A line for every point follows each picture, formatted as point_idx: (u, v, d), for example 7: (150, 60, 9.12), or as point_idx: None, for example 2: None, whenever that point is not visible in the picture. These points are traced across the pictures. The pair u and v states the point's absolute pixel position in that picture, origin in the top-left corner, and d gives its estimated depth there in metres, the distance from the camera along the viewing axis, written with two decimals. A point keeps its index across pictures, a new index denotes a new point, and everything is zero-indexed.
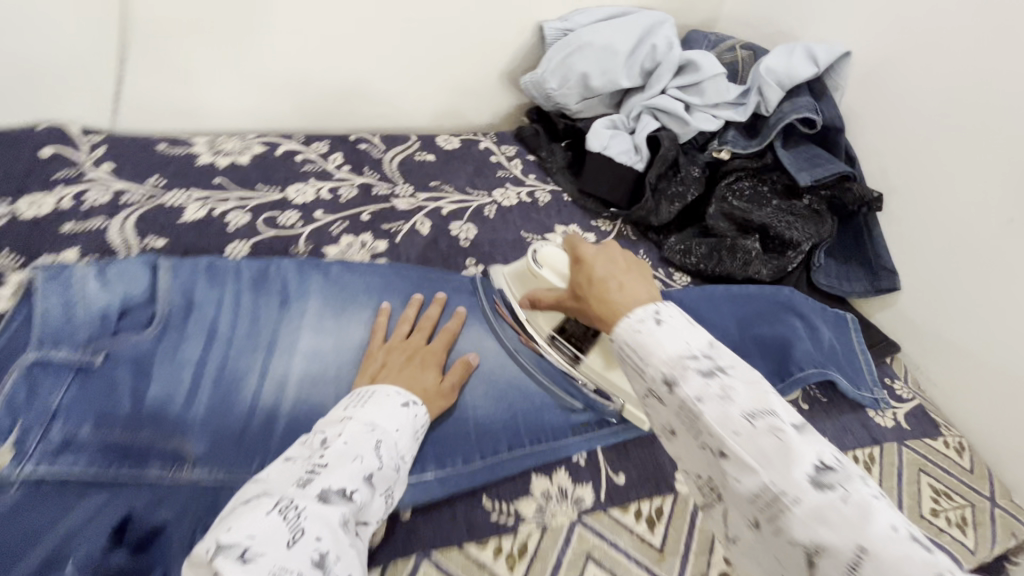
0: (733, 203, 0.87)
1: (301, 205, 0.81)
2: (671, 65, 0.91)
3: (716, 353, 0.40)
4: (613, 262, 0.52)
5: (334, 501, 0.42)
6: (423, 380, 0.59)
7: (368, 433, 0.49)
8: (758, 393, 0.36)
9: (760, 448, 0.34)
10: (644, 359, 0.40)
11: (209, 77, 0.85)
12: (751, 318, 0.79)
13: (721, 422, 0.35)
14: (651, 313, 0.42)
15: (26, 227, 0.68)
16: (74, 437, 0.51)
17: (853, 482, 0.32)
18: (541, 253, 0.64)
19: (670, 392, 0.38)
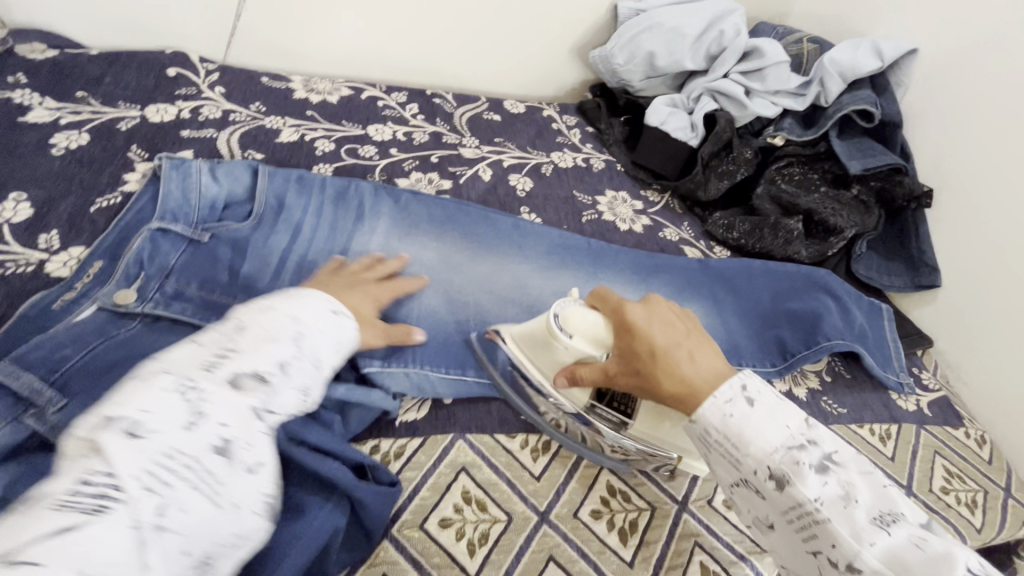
0: (782, 187, 0.90)
1: (379, 142, 0.90)
2: (736, 50, 0.95)
3: (817, 436, 0.42)
4: (672, 328, 0.51)
5: (245, 386, 0.43)
6: (362, 309, 0.59)
7: (289, 324, 0.49)
8: (881, 494, 0.39)
9: (892, 551, 0.36)
10: (741, 447, 0.42)
11: (312, 22, 0.95)
12: (784, 292, 0.83)
13: (845, 520, 0.38)
14: (738, 391, 0.44)
15: (152, 128, 0.79)
16: (182, 291, 0.60)
17: (914, 528, 0.37)
18: (565, 313, 0.57)
19: (781, 491, 0.40)
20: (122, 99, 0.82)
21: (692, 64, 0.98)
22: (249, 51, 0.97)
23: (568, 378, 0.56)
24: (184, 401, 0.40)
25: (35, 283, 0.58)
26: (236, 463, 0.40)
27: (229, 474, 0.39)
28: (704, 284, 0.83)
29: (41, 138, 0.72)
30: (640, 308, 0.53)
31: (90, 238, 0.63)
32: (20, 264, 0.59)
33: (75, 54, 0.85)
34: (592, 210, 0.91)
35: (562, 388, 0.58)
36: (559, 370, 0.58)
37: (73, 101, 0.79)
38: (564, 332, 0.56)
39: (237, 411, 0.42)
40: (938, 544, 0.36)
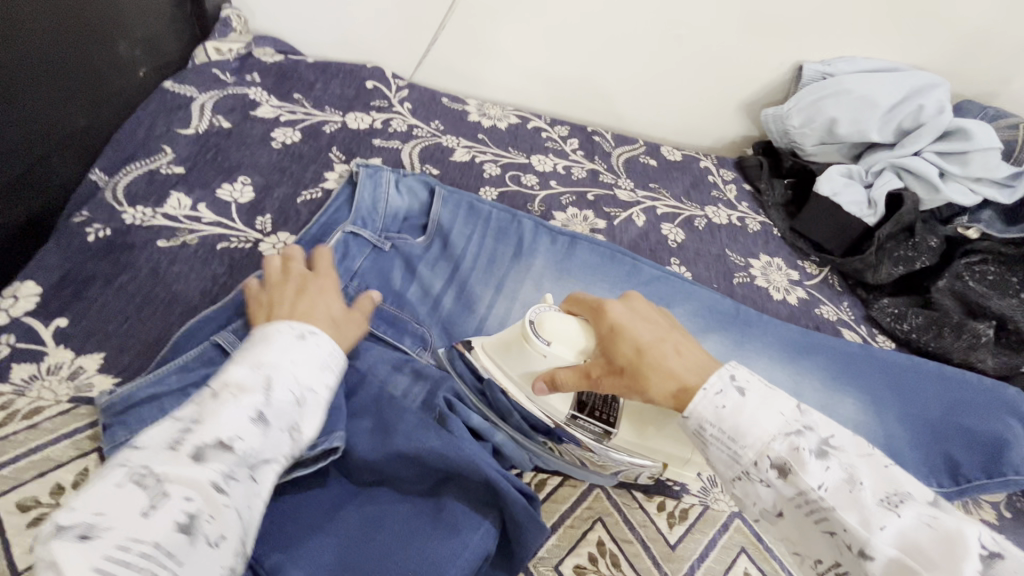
0: (970, 284, 0.81)
1: (541, 172, 0.93)
2: (936, 128, 0.88)
3: (804, 415, 0.42)
4: (652, 324, 0.51)
5: (208, 456, 0.39)
6: (331, 308, 0.56)
7: (250, 374, 0.45)
8: (822, 431, 0.41)
9: (908, 535, 0.35)
10: (739, 437, 0.41)
11: (496, 55, 1.02)
12: (960, 407, 0.73)
13: (852, 505, 0.37)
14: (729, 382, 0.44)
15: (350, 134, 0.88)
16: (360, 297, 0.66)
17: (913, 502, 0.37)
18: (540, 319, 0.53)
19: (781, 478, 0.39)
20: (329, 104, 0.92)
21: (878, 137, 0.92)
22: (435, 72, 1.06)
23: (547, 382, 0.53)
24: (145, 485, 0.37)
25: (251, 260, 0.66)
26: (200, 537, 0.36)
27: (190, 553, 0.35)
28: (866, 377, 0.75)
29: (266, 131, 0.82)
30: (617, 315, 0.51)
31: (294, 226, 0.71)
32: (242, 241, 0.67)
33: (297, 60, 0.96)
34: (744, 273, 0.87)
35: (541, 395, 0.54)
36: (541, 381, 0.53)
37: (291, 100, 0.90)
38: (539, 338, 0.53)
39: (194, 484, 0.38)
40: (935, 517, 0.35)
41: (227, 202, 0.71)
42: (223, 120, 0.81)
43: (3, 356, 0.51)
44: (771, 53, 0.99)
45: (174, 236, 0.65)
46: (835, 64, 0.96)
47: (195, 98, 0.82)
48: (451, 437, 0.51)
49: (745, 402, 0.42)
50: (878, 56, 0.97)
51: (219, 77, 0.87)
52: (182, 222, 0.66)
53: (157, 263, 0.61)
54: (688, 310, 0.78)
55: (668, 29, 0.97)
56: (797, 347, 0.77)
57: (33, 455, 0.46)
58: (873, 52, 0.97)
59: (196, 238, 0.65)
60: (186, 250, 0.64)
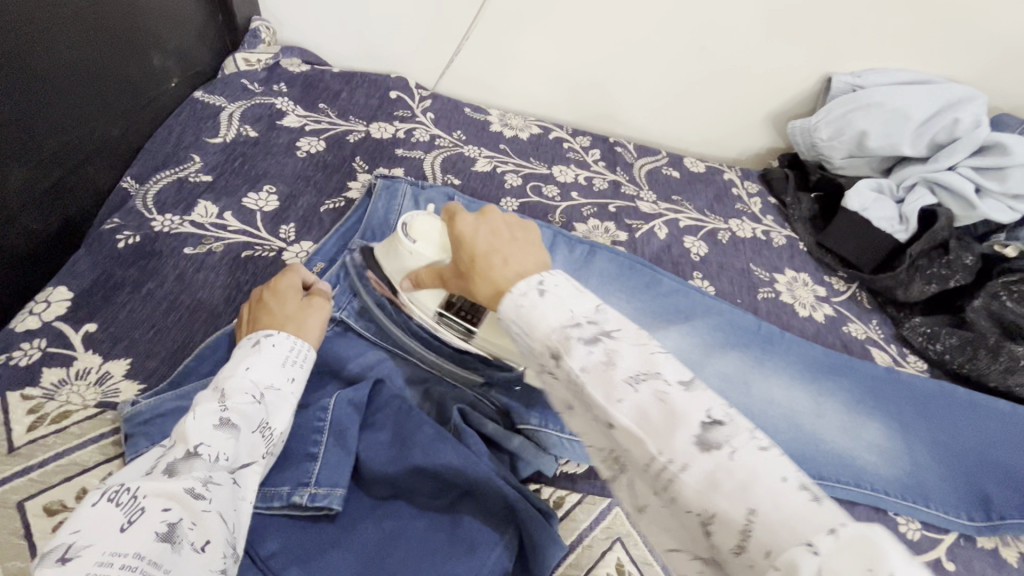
0: (1006, 304, 0.76)
1: (562, 183, 0.93)
2: (972, 143, 0.85)
3: (602, 317, 0.39)
4: (499, 233, 0.48)
5: (180, 467, 0.40)
6: (281, 309, 0.56)
7: (209, 393, 0.46)
8: (643, 356, 0.36)
9: (716, 475, 0.31)
10: (528, 331, 0.39)
11: (519, 66, 1.03)
12: (994, 437, 0.70)
13: (657, 437, 0.33)
14: (532, 284, 0.41)
15: (374, 144, 0.88)
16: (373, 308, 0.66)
17: (740, 436, 0.32)
18: (412, 221, 0.58)
19: (611, 426, 0.35)
20: (353, 114, 0.93)
21: (910, 150, 0.89)
22: (458, 82, 1.07)
23: (409, 279, 0.59)
24: (120, 503, 0.36)
25: (275, 268, 0.66)
26: (185, 543, 0.35)
27: (175, 560, 0.34)
28: (895, 399, 0.73)
29: (291, 140, 0.84)
30: (456, 222, 0.50)
31: (317, 235, 0.72)
32: (266, 249, 0.68)
33: (323, 70, 0.97)
34: (768, 287, 0.85)
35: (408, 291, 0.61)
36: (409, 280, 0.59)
37: (316, 110, 0.91)
38: (408, 238, 0.58)
39: (169, 493, 0.37)
40: (746, 456, 0.31)
41: (253, 211, 0.72)
42: (251, 129, 0.83)
43: (35, 360, 0.52)
44: (798, 64, 0.97)
45: (200, 244, 0.66)
46: (865, 76, 0.94)
47: (224, 107, 0.84)
48: (467, 452, 0.50)
49: (613, 355, 0.36)
50: (910, 67, 0.95)
51: (247, 87, 0.89)
52: (208, 230, 0.67)
53: (183, 270, 0.63)
54: (711, 326, 0.76)
55: (692, 40, 0.96)
56: (823, 366, 0.75)
57: (61, 458, 0.47)
58: (906, 64, 0.94)
59: (221, 246, 0.66)
60: (212, 258, 0.65)
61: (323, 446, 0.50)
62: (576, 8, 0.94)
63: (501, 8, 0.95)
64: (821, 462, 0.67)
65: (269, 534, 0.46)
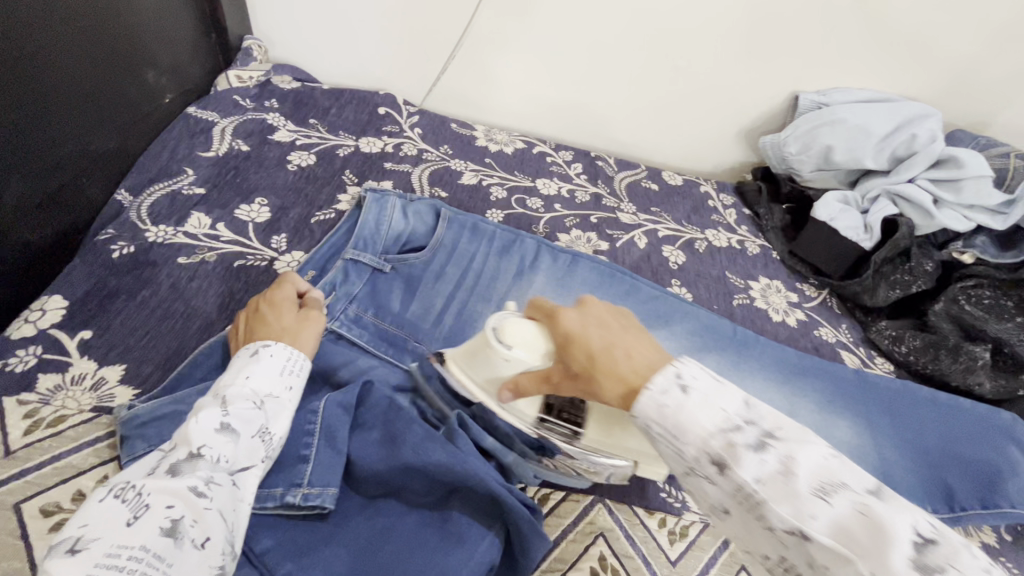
0: (966, 308, 0.82)
1: (545, 196, 0.96)
2: (929, 156, 0.90)
3: (687, 373, 0.42)
4: (612, 326, 0.48)
5: (182, 467, 0.42)
6: (276, 323, 0.58)
7: (211, 398, 0.49)
8: (756, 419, 0.39)
9: (841, 525, 0.33)
10: (680, 432, 0.40)
11: (504, 84, 1.07)
12: (957, 433, 0.74)
13: (785, 497, 0.35)
14: (672, 379, 0.41)
15: (363, 158, 0.91)
16: (360, 317, 0.69)
17: (870, 498, 0.34)
18: (502, 324, 0.53)
19: (720, 474, 0.38)
20: (342, 129, 0.96)
21: (872, 164, 0.95)
22: (444, 98, 1.11)
23: (510, 390, 0.53)
24: (126, 500, 0.39)
25: (267, 277, 0.68)
26: (184, 541, 0.38)
27: (176, 555, 0.38)
28: (863, 399, 0.77)
29: (282, 155, 0.86)
30: (562, 322, 0.48)
31: (308, 246, 0.74)
32: (258, 259, 0.70)
33: (313, 87, 1.00)
34: (743, 294, 0.89)
35: (506, 404, 0.54)
36: (505, 388, 0.53)
37: (306, 125, 0.94)
38: (501, 343, 0.53)
39: (173, 490, 0.40)
40: (888, 517, 0.33)
41: (245, 222, 0.74)
42: (243, 144, 0.85)
43: (30, 366, 0.54)
44: (767, 84, 1.03)
45: (193, 253, 0.67)
46: (830, 94, 0.99)
47: (216, 122, 0.86)
48: (455, 451, 0.52)
49: (790, 459, 0.36)
50: (871, 86, 1.01)
51: (239, 102, 0.91)
52: (201, 240, 0.69)
53: (176, 279, 0.64)
54: (688, 332, 0.79)
55: (667, 61, 1.01)
56: (794, 369, 0.79)
57: (56, 461, 0.48)
58: (866, 83, 1.00)
59: (214, 255, 0.68)
60: (205, 267, 0.67)
61: (315, 448, 0.52)
62: (557, 29, 0.98)
63: (485, 28, 0.99)
64: None
65: (263, 532, 0.47)
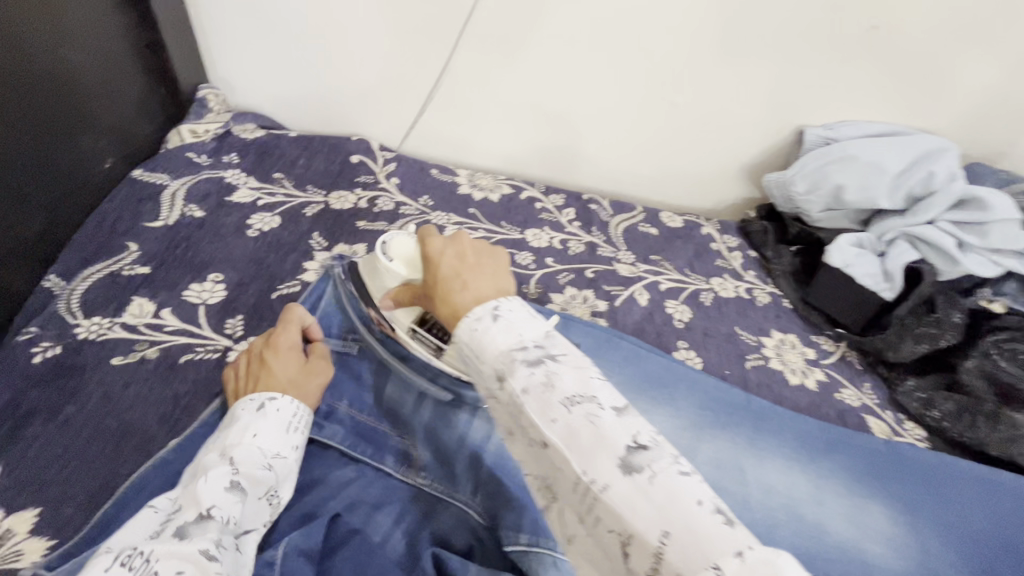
0: (1001, 365, 0.75)
1: (536, 249, 0.88)
2: (950, 196, 0.84)
3: (550, 343, 0.40)
4: (459, 258, 0.48)
5: (192, 531, 0.41)
6: (283, 371, 0.56)
7: (216, 457, 0.47)
8: (583, 378, 0.38)
9: (572, 432, 0.35)
10: (480, 354, 0.40)
11: (487, 124, 0.99)
12: (1005, 516, 0.66)
13: (540, 402, 0.37)
14: (487, 309, 0.42)
15: (334, 216, 0.83)
16: (334, 410, 0.60)
17: (660, 460, 0.34)
18: (387, 241, 0.58)
19: (501, 389, 0.39)
20: (311, 183, 0.87)
21: (888, 204, 0.88)
22: (422, 141, 1.03)
23: (390, 300, 0.59)
24: (133, 567, 0.36)
25: (218, 373, 0.59)
26: None
27: None
28: (896, 477, 0.69)
29: (242, 219, 0.77)
30: (421, 242, 0.50)
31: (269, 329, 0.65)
32: (208, 350, 0.61)
33: (279, 137, 0.92)
34: (756, 354, 0.81)
35: (391, 311, 0.60)
36: (388, 299, 0.59)
37: (271, 181, 0.85)
38: (385, 256, 0.58)
39: (184, 554, 0.38)
40: (667, 480, 0.33)
41: (195, 304, 0.65)
42: (196, 209, 0.76)
43: None
44: (769, 119, 0.96)
45: (131, 351, 0.59)
46: (838, 129, 0.93)
47: (166, 185, 0.78)
48: None
49: (554, 373, 0.38)
50: (881, 119, 0.94)
51: (194, 160, 0.83)
52: (142, 333, 0.60)
53: (110, 387, 0.55)
54: (699, 406, 0.71)
55: (662, 96, 0.94)
56: (818, 444, 0.71)
57: None
58: (876, 116, 0.94)
59: (156, 351, 0.59)
60: (145, 368, 0.58)
61: None
62: (544, 68, 0.91)
63: (465, 69, 0.92)
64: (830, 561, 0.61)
65: None
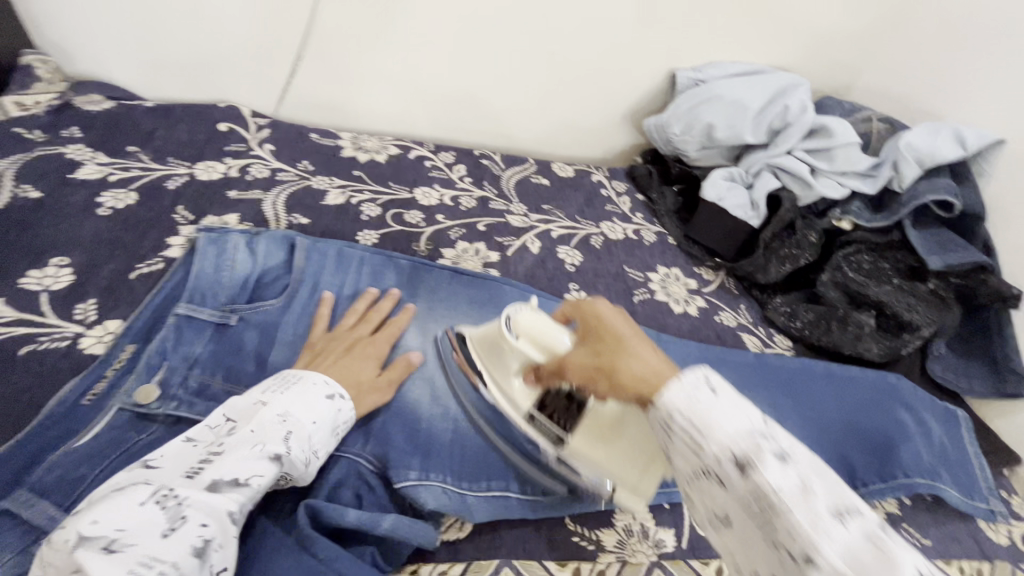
0: (849, 274, 0.84)
1: (426, 207, 0.87)
2: (802, 127, 0.91)
3: (763, 427, 0.37)
4: (630, 325, 0.49)
5: (224, 490, 0.41)
6: (359, 372, 0.58)
7: (276, 421, 0.48)
8: (835, 488, 0.34)
9: (853, 552, 0.30)
10: (693, 428, 0.38)
11: (366, 84, 0.95)
12: (853, 405, 0.74)
13: (745, 450, 0.36)
14: (699, 380, 0.40)
15: (200, 187, 0.77)
16: (207, 386, 0.56)
17: (875, 529, 0.32)
18: (516, 318, 0.57)
19: (733, 473, 0.36)
20: (172, 155, 0.80)
21: (752, 138, 0.94)
22: (301, 104, 0.97)
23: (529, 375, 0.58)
24: (166, 507, 0.39)
25: (68, 363, 0.55)
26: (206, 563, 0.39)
27: None
28: (765, 385, 0.76)
29: (89, 197, 0.70)
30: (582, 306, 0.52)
31: (128, 310, 0.61)
32: (55, 339, 0.56)
33: (131, 107, 0.84)
34: (644, 288, 0.86)
35: (506, 384, 0.59)
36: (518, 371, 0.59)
37: (124, 156, 0.78)
38: (511, 332, 0.57)
39: (214, 510, 0.40)
40: None
41: (36, 292, 0.59)
42: (32, 190, 0.69)
43: None
44: (643, 65, 0.99)
45: None
46: (705, 71, 0.98)
47: None
48: None
49: (715, 416, 0.37)
50: (743, 59, 1.00)
51: (25, 137, 0.75)
52: None
53: None
54: None
55: (540, 46, 0.95)
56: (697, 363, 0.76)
57: None
58: (739, 56, 0.99)
59: None
60: None
61: None
62: (418, 21, 0.88)
63: (333, 22, 0.87)
64: None
65: None
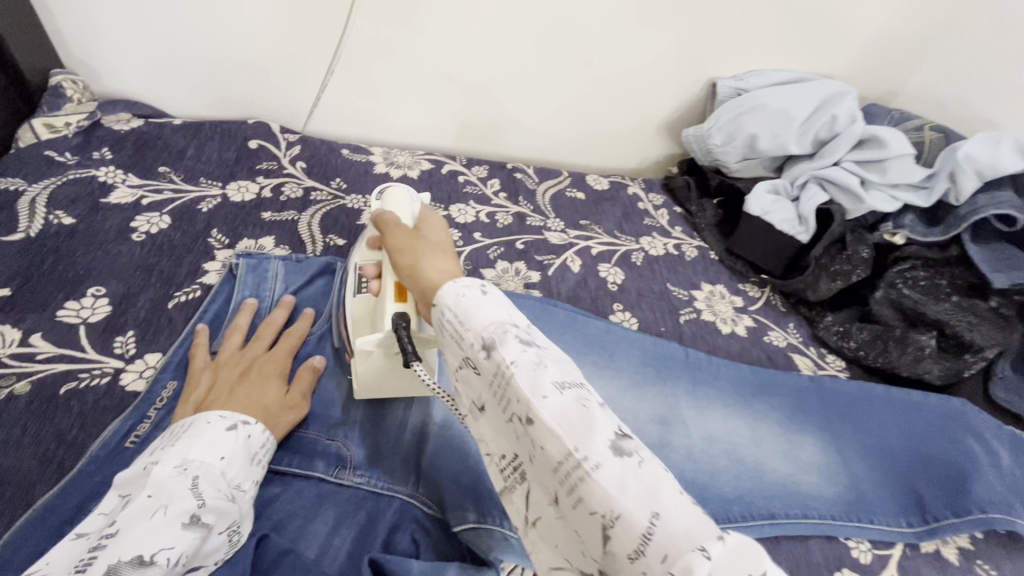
0: (904, 292, 0.80)
1: (462, 224, 0.84)
2: (851, 138, 0.87)
3: (532, 332, 0.41)
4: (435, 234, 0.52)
5: (127, 574, 0.36)
6: (264, 394, 0.53)
7: (172, 472, 0.41)
8: (588, 405, 0.35)
9: (623, 484, 0.31)
10: (465, 324, 0.40)
11: (398, 98, 0.93)
12: (916, 431, 0.71)
13: (531, 380, 0.36)
14: (475, 284, 0.42)
15: (233, 209, 0.75)
16: None
17: (633, 449, 0.33)
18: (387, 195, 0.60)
19: (487, 358, 0.38)
20: (204, 175, 0.78)
21: (797, 149, 0.90)
22: (330, 118, 0.95)
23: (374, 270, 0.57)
24: None
25: (109, 401, 0.52)
26: None
27: None
28: (822, 411, 0.72)
29: (123, 222, 0.68)
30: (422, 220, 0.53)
31: (167, 341, 0.58)
32: (94, 375, 0.54)
33: (160, 125, 0.82)
34: (689, 308, 0.83)
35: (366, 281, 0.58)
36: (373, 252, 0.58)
37: (156, 177, 0.75)
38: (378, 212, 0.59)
39: None
40: (651, 484, 0.31)
41: (73, 324, 0.57)
42: (65, 216, 0.67)
43: None
44: (682, 74, 0.96)
45: None
46: (747, 79, 0.94)
47: (24, 191, 0.68)
48: None
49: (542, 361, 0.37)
50: (786, 67, 0.96)
51: (57, 160, 0.73)
52: (10, 365, 0.53)
53: None
54: (638, 367, 0.72)
55: (576, 57, 0.92)
56: (750, 388, 0.73)
57: None
58: (781, 63, 0.96)
59: (30, 383, 0.52)
60: (16, 406, 0.50)
61: None
62: (451, 32, 0.86)
63: (366, 35, 0.84)
64: (768, 495, 0.64)
65: None
